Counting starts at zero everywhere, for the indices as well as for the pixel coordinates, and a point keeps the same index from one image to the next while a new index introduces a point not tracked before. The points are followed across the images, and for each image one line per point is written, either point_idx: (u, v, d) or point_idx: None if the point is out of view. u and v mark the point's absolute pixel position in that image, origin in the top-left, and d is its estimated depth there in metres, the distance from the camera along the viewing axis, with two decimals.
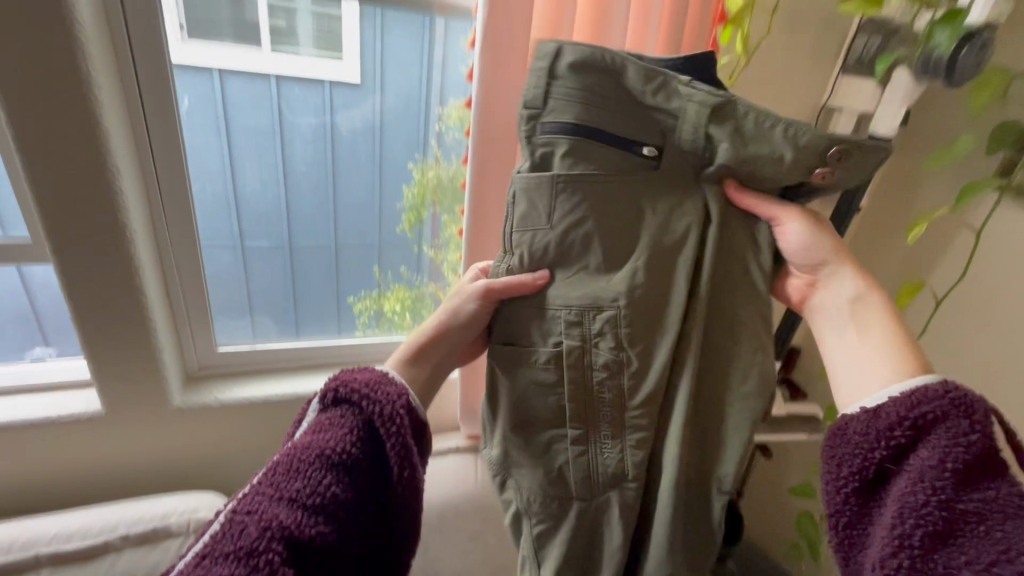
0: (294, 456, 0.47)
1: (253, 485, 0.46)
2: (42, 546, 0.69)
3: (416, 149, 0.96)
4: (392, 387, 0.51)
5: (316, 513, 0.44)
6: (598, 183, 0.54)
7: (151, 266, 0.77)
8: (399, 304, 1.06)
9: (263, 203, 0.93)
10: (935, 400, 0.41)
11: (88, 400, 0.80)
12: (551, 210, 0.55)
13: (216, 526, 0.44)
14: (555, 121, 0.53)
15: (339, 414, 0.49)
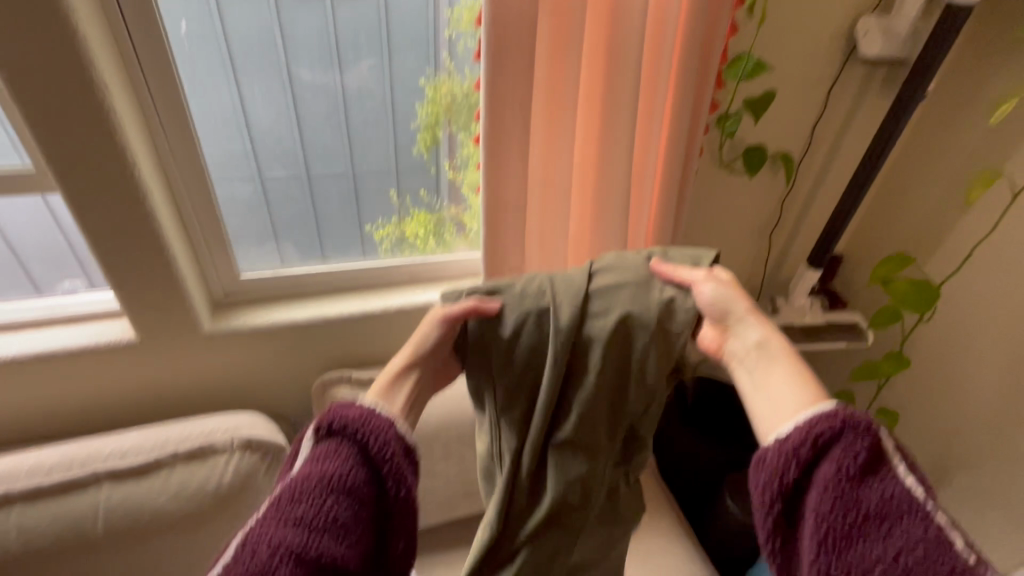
0: (295, 486, 0.44)
1: (259, 515, 0.44)
2: (99, 465, 0.73)
3: (427, 62, 0.88)
4: (381, 419, 0.47)
5: (323, 535, 0.42)
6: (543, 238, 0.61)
7: (159, 187, 0.75)
8: (420, 231, 1.03)
9: (279, 129, 0.87)
10: (827, 424, 0.44)
11: (122, 329, 0.82)
12: None
13: (229, 554, 0.42)
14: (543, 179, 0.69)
15: (333, 447, 0.46)
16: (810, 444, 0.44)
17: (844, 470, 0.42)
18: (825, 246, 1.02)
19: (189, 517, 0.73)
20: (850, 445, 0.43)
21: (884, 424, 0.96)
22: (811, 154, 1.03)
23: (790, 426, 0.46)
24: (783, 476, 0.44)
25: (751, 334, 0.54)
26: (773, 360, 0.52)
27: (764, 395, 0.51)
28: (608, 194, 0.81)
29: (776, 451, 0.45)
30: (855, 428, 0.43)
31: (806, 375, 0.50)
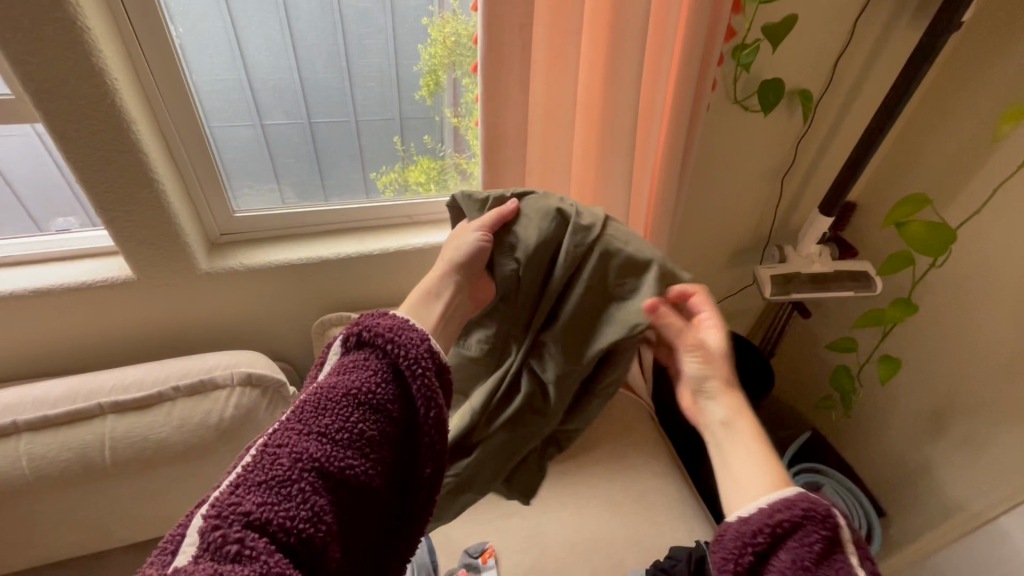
0: (321, 395, 0.44)
1: (281, 421, 0.43)
2: (104, 397, 0.74)
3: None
4: (415, 331, 0.46)
5: (348, 448, 0.42)
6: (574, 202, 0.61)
7: (145, 122, 0.72)
8: (425, 178, 1.00)
9: (275, 75, 0.82)
10: (791, 510, 0.41)
11: (118, 266, 0.81)
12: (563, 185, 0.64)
13: (249, 459, 0.41)
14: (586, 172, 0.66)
15: (362, 356, 0.46)
16: (767, 530, 0.42)
17: (799, 559, 0.39)
18: (839, 191, 0.97)
19: (193, 449, 0.75)
20: (808, 536, 0.40)
21: (886, 372, 0.95)
22: (832, 92, 0.97)
23: (752, 509, 0.44)
24: (737, 558, 0.41)
25: (717, 412, 0.56)
26: (739, 438, 0.53)
27: (730, 464, 0.52)
28: (613, 131, 0.77)
29: (736, 530, 0.43)
30: (819, 515, 0.41)
31: (770, 457, 0.51)
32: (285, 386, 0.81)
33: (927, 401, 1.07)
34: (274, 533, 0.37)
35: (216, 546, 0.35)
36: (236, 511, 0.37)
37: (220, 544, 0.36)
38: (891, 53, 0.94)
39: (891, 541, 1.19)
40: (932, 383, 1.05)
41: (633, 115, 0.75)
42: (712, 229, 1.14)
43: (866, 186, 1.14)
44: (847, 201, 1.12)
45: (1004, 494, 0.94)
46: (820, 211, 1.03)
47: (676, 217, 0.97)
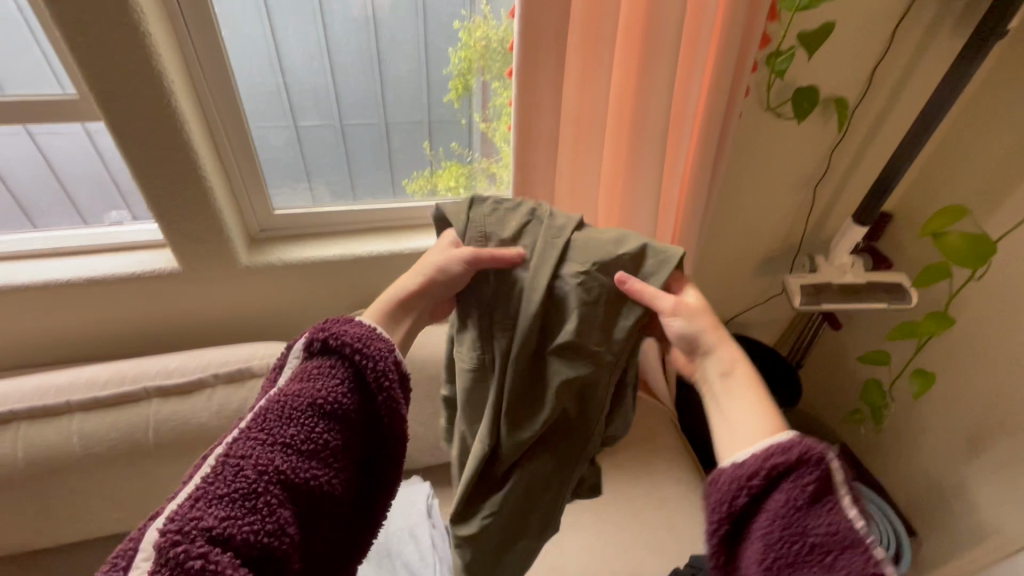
0: (284, 403, 0.43)
1: (240, 429, 0.42)
2: (149, 382, 0.78)
3: (461, 4, 0.85)
4: (382, 342, 0.46)
5: (311, 459, 0.41)
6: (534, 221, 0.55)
7: (196, 122, 0.76)
8: (453, 183, 1.02)
9: (312, 78, 0.86)
10: (787, 454, 0.39)
11: (165, 258, 0.85)
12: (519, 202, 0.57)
13: (205, 470, 0.39)
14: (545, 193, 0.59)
15: (328, 363, 0.45)
16: (762, 472, 0.39)
17: (793, 501, 0.38)
18: (874, 201, 0.96)
19: (229, 434, 0.79)
20: (803, 478, 0.38)
21: (920, 386, 0.93)
22: (868, 101, 0.96)
23: (747, 453, 0.41)
24: (730, 501, 0.40)
25: (713, 366, 0.50)
26: (738, 388, 0.48)
27: (732, 416, 0.46)
28: (644, 137, 0.78)
29: (730, 472, 0.41)
30: (815, 458, 0.38)
31: (767, 403, 0.45)
32: None
33: (963, 418, 1.04)
34: (238, 547, 0.36)
35: (177, 561, 0.34)
36: (198, 527, 0.36)
37: (181, 560, 0.34)
38: (932, 62, 0.92)
39: (921, 562, 1.15)
40: (968, 399, 1.02)
41: (664, 121, 0.76)
42: (740, 237, 1.14)
43: (902, 196, 1.12)
44: (883, 211, 1.10)
45: None
46: (854, 221, 1.01)
47: (704, 224, 0.97)
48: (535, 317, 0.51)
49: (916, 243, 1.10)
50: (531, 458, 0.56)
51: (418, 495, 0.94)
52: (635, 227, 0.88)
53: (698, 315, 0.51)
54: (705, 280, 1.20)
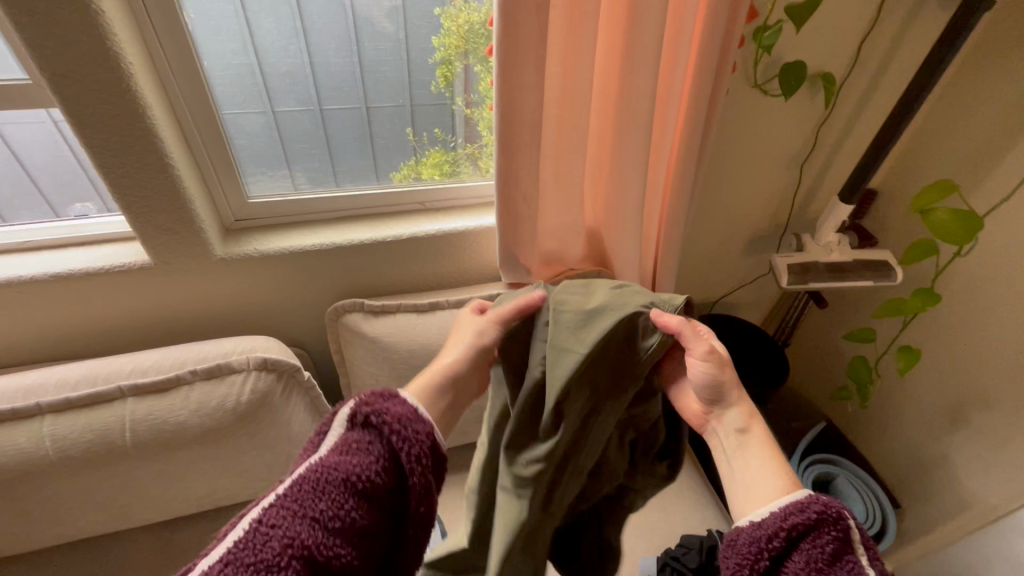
0: (321, 475, 0.45)
1: (277, 494, 0.45)
2: (124, 380, 0.75)
3: None
4: (421, 426, 0.48)
5: (337, 536, 0.43)
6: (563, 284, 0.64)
7: (161, 107, 0.72)
8: (437, 173, 1.00)
9: (288, 66, 0.82)
10: (802, 517, 0.44)
11: (136, 251, 0.82)
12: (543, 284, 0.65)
13: (239, 533, 0.42)
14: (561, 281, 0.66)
15: (367, 440, 0.47)
16: (780, 534, 0.44)
17: (813, 562, 0.42)
18: (860, 178, 0.95)
19: (210, 432, 0.77)
20: (820, 538, 0.43)
21: (904, 363, 0.93)
22: (855, 76, 0.94)
23: (766, 513, 0.46)
24: (751, 564, 0.44)
25: (733, 421, 0.57)
26: (755, 447, 0.55)
27: (743, 478, 0.53)
28: (630, 116, 0.76)
29: (749, 534, 0.45)
30: (828, 522, 0.43)
31: (784, 464, 0.53)
32: (300, 371, 0.82)
33: (946, 393, 1.05)
34: None
35: None
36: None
37: None
38: (921, 33, 0.90)
39: (904, 531, 1.18)
40: (950, 374, 1.04)
41: (650, 97, 0.74)
42: (727, 218, 1.13)
43: (889, 172, 1.11)
44: (868, 188, 1.10)
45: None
46: (840, 199, 1.01)
47: (692, 206, 0.96)
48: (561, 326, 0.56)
49: (902, 220, 1.09)
50: (567, 411, 0.56)
51: None
52: (620, 208, 0.86)
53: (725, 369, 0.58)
54: (693, 261, 1.20)
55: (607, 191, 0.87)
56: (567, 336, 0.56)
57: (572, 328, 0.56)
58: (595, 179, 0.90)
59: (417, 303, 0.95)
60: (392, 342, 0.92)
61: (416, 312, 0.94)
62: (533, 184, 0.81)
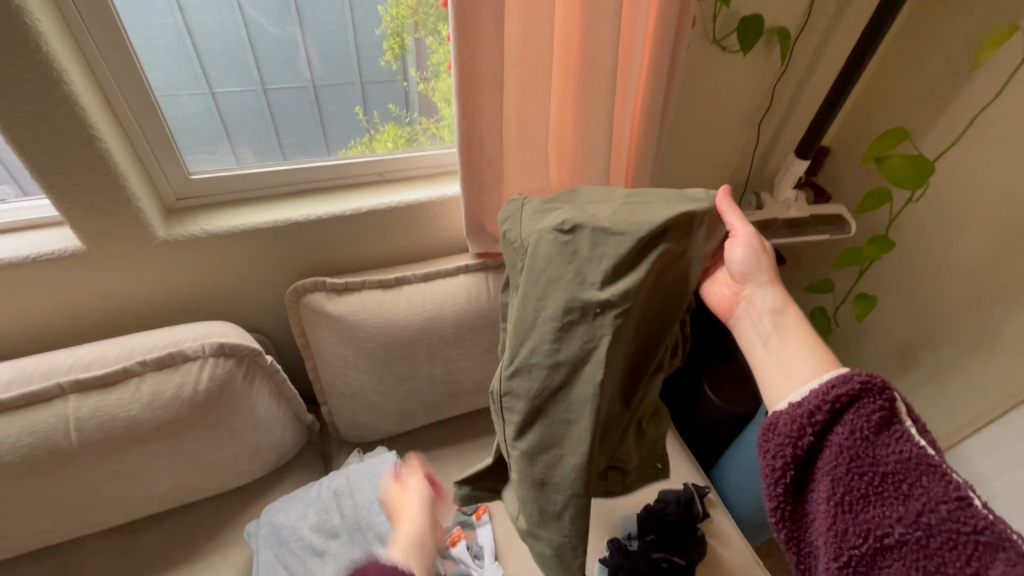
0: None
1: None
2: (63, 376, 0.69)
3: None
4: None
5: None
6: (592, 196, 0.65)
7: (79, 74, 0.64)
8: (392, 145, 0.95)
9: (222, 37, 0.75)
10: (845, 388, 0.46)
11: (65, 237, 0.75)
12: (559, 202, 0.66)
13: None
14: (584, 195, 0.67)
15: None
16: (825, 409, 0.46)
17: (858, 430, 0.45)
18: (815, 132, 0.97)
19: (167, 424, 0.72)
20: (864, 408, 0.45)
21: (861, 310, 0.97)
22: (809, 30, 0.95)
23: (805, 392, 0.48)
24: (797, 441, 0.47)
25: (768, 304, 0.60)
26: (788, 328, 0.58)
27: (781, 356, 0.56)
28: (593, 70, 0.73)
29: (791, 416, 0.48)
30: (874, 394, 0.45)
31: (818, 343, 0.55)
32: (261, 355, 0.79)
33: (898, 336, 1.10)
34: None
35: None
36: None
37: None
38: None
39: None
40: (902, 319, 1.09)
41: (613, 51, 0.72)
42: (690, 179, 1.13)
43: (842, 127, 1.14)
44: (821, 144, 1.13)
45: (968, 419, 1.00)
46: (797, 154, 1.02)
47: (656, 165, 0.95)
48: (615, 214, 0.58)
49: (854, 173, 1.13)
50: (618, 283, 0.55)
51: (383, 466, 0.87)
52: (585, 167, 0.85)
53: (760, 258, 0.60)
54: None
55: (572, 153, 0.86)
56: (638, 199, 0.61)
57: (637, 206, 0.59)
58: (559, 140, 0.88)
59: (382, 278, 0.91)
60: (358, 320, 0.88)
61: (381, 288, 0.91)
62: (497, 149, 0.78)
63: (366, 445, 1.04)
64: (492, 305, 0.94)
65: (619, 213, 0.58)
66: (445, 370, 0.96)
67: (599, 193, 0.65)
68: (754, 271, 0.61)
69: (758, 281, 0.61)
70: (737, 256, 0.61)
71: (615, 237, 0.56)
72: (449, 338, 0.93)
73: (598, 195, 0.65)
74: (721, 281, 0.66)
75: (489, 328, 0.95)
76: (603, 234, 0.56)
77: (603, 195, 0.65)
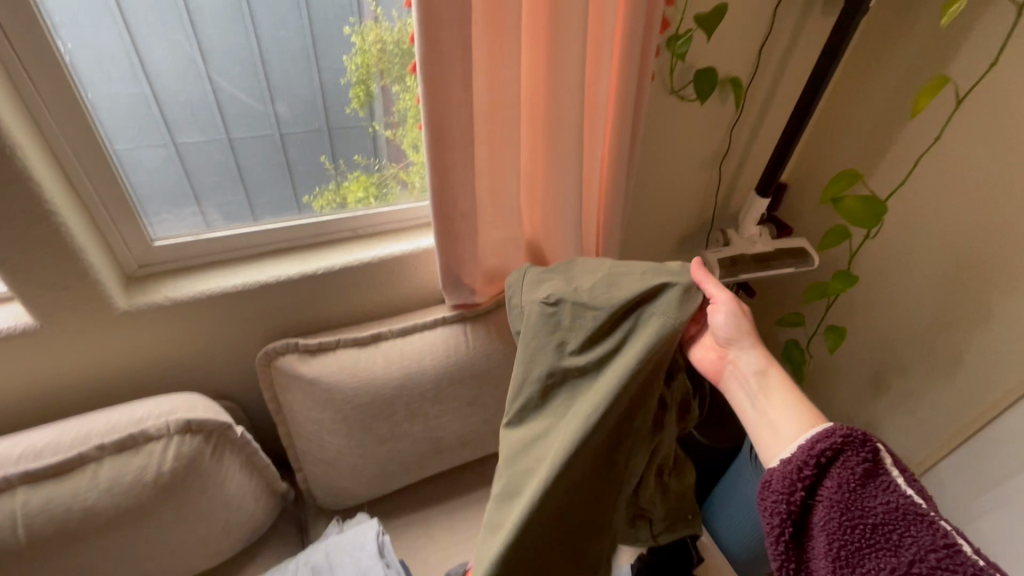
0: None
1: None
2: (10, 468, 0.64)
3: (349, 9, 0.77)
4: None
5: None
6: (581, 265, 0.69)
7: (34, 148, 0.63)
8: (362, 194, 0.94)
9: (186, 95, 0.74)
10: (829, 441, 0.47)
11: (16, 314, 0.70)
12: (551, 268, 0.70)
13: None
14: (577, 262, 0.71)
15: None
16: (812, 463, 0.47)
17: (845, 483, 0.45)
18: (772, 173, 1.01)
19: (127, 513, 0.67)
20: (850, 461, 0.46)
21: (832, 342, 0.99)
22: (759, 78, 1.01)
23: (794, 449, 0.49)
24: (789, 497, 0.47)
25: (753, 365, 0.62)
26: (774, 387, 0.59)
27: (768, 416, 0.57)
28: (561, 124, 0.76)
29: (782, 471, 0.49)
30: (858, 447, 0.46)
31: (804, 402, 0.57)
32: (231, 429, 0.75)
33: (868, 363, 1.13)
34: None
35: None
36: None
37: None
38: (810, 38, 0.99)
39: None
40: (870, 346, 1.12)
41: (578, 107, 0.74)
42: (659, 220, 1.17)
43: (796, 166, 1.21)
44: (779, 182, 1.18)
45: (940, 442, 1.02)
46: (757, 193, 1.07)
47: (625, 210, 0.98)
48: (592, 288, 0.62)
49: (811, 208, 1.18)
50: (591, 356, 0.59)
51: (364, 536, 0.82)
52: (557, 218, 0.86)
53: (742, 321, 0.63)
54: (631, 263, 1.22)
55: (543, 203, 0.87)
56: (618, 269, 0.63)
57: (613, 281, 0.61)
58: (530, 191, 0.90)
59: (357, 335, 0.89)
60: (334, 381, 0.85)
61: (357, 346, 0.89)
62: (470, 203, 0.78)
63: (344, 511, 0.98)
64: (472, 357, 0.93)
65: (596, 290, 0.61)
66: (425, 427, 0.93)
67: (586, 261, 0.69)
68: (737, 333, 0.63)
69: (741, 343, 0.63)
70: (719, 320, 0.64)
71: (590, 311, 0.60)
72: (429, 394, 0.90)
73: (589, 262, 0.69)
74: (706, 345, 0.68)
75: (469, 381, 0.93)
76: (579, 307, 0.61)
77: (592, 266, 0.67)
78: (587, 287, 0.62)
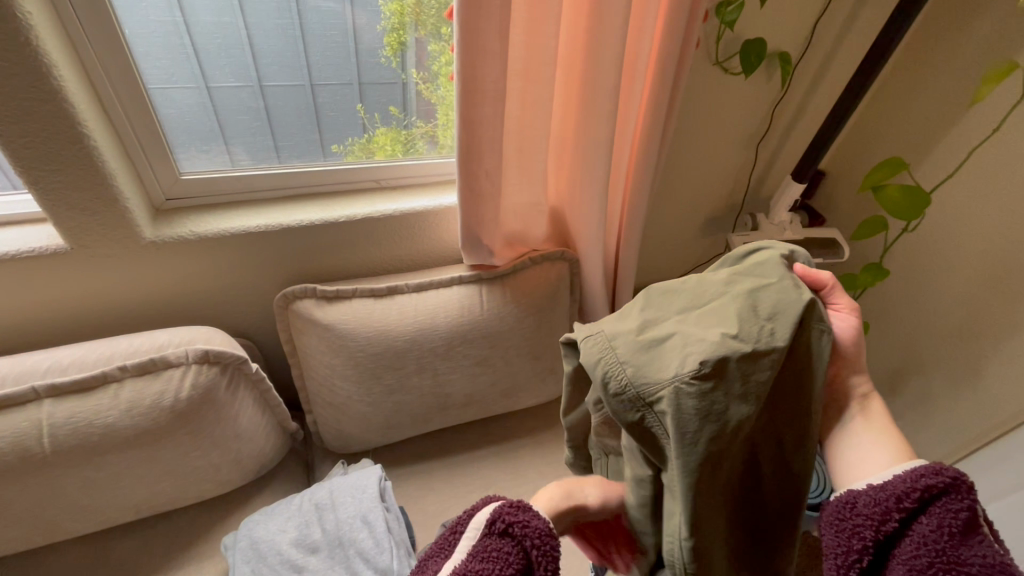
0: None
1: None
2: (38, 380, 0.67)
3: None
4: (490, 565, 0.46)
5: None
6: (675, 306, 0.51)
7: (71, 74, 0.63)
8: (390, 149, 0.93)
9: (224, 35, 0.73)
10: (936, 479, 0.45)
11: (49, 235, 0.72)
12: (630, 320, 0.51)
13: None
14: (653, 301, 0.53)
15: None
16: (911, 496, 0.45)
17: (945, 526, 0.43)
18: (812, 156, 0.97)
19: (145, 433, 0.70)
20: (953, 504, 0.44)
21: None
22: (810, 55, 0.96)
23: (890, 477, 0.47)
24: (878, 523, 0.46)
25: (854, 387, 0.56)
26: (873, 417, 0.55)
27: (859, 447, 0.54)
28: (597, 85, 0.73)
29: (872, 496, 0.47)
30: (968, 495, 0.44)
31: (903, 444, 0.53)
32: (246, 364, 0.77)
33: (889, 361, 1.11)
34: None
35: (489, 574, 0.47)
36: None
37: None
38: (869, 14, 0.93)
39: None
40: (894, 344, 1.09)
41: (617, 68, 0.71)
42: (688, 198, 1.13)
43: (838, 152, 1.15)
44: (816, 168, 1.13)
45: (957, 446, 1.00)
46: (792, 178, 1.03)
47: (654, 184, 0.95)
48: (753, 350, 0.46)
49: (849, 198, 1.14)
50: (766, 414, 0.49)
51: (366, 479, 0.85)
52: (584, 185, 0.84)
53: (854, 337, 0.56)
54: (654, 241, 1.20)
55: (572, 168, 0.85)
56: (750, 291, 0.49)
57: (760, 314, 0.48)
58: (559, 155, 0.88)
59: (374, 287, 0.90)
60: (349, 329, 0.86)
61: (373, 297, 0.89)
62: (495, 161, 0.77)
63: (350, 456, 1.01)
64: (485, 318, 0.93)
65: (751, 346, 0.46)
66: (434, 381, 0.94)
67: (670, 297, 0.52)
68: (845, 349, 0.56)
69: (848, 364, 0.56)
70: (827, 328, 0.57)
71: (762, 361, 0.46)
72: (440, 350, 0.91)
73: (669, 300, 0.52)
74: None
75: (480, 340, 0.94)
76: (746, 364, 0.46)
77: (688, 305, 0.51)
78: (746, 342, 0.46)
